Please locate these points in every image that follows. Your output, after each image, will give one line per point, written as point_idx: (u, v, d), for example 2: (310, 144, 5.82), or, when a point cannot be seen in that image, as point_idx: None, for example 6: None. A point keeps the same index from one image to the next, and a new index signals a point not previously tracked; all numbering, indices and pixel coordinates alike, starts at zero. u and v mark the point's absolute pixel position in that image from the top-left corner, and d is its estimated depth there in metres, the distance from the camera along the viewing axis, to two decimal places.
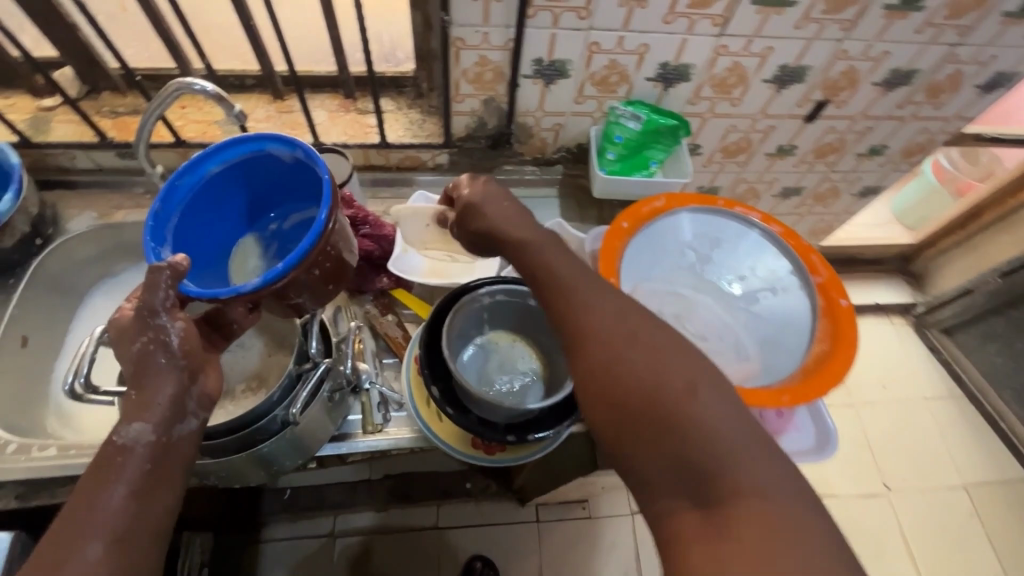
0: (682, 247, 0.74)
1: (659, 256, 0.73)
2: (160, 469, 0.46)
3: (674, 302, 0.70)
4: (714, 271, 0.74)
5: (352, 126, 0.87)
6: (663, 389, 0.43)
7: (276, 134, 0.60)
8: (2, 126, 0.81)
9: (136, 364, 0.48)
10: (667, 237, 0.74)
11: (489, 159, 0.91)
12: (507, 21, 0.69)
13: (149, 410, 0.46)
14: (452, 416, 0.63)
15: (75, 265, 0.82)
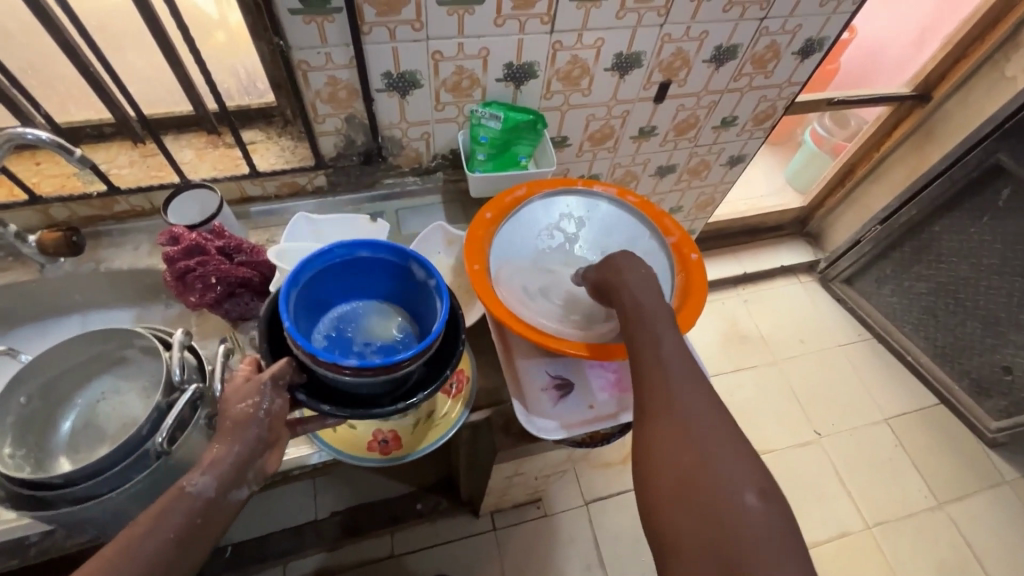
0: (546, 227, 0.78)
1: (524, 240, 0.77)
2: (200, 537, 0.47)
3: (541, 277, 0.74)
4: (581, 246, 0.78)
5: (221, 160, 0.87)
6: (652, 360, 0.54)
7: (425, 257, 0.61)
8: None
9: (235, 422, 0.52)
10: (530, 222, 0.78)
11: (367, 175, 0.94)
12: (345, 40, 0.72)
13: (218, 466, 0.49)
14: (330, 411, 0.56)
15: None
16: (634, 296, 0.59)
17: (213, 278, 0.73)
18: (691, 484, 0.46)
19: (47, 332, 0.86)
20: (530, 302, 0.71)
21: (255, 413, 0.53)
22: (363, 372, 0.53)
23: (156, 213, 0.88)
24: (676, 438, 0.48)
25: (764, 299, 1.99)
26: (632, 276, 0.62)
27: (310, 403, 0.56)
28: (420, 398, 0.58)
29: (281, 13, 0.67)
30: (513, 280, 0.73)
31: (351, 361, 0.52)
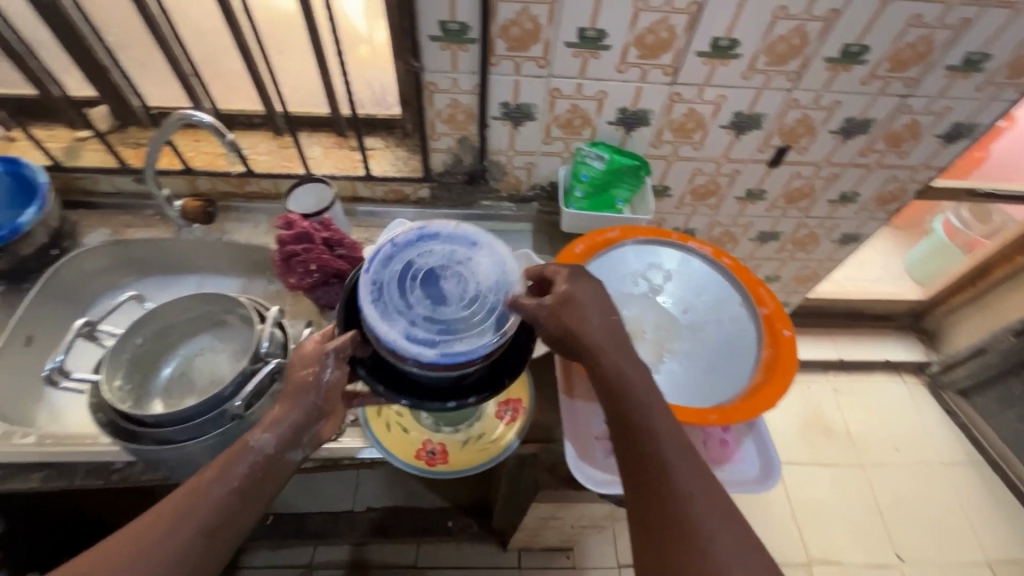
0: (469, 241, 0.62)
1: (442, 244, 0.61)
2: (259, 495, 0.53)
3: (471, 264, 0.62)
4: (499, 278, 0.60)
5: (343, 160, 0.96)
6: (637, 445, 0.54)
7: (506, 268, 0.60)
8: (39, 153, 0.91)
9: (296, 386, 0.57)
10: (460, 234, 0.62)
11: (468, 194, 0.98)
12: (473, 68, 0.77)
13: (278, 425, 0.55)
14: (382, 395, 0.57)
15: (87, 276, 0.91)
16: (587, 338, 0.58)
17: (314, 265, 0.79)
18: (677, 539, 0.50)
19: (171, 285, 0.98)
20: (373, 305, 0.56)
21: (314, 381, 0.57)
22: (431, 372, 0.55)
23: (278, 198, 0.97)
24: (659, 508, 0.51)
25: (860, 392, 1.80)
26: (582, 318, 0.59)
27: (369, 381, 0.58)
28: (468, 404, 0.57)
29: (423, 38, 0.73)
30: (390, 271, 0.59)
31: (420, 361, 0.54)
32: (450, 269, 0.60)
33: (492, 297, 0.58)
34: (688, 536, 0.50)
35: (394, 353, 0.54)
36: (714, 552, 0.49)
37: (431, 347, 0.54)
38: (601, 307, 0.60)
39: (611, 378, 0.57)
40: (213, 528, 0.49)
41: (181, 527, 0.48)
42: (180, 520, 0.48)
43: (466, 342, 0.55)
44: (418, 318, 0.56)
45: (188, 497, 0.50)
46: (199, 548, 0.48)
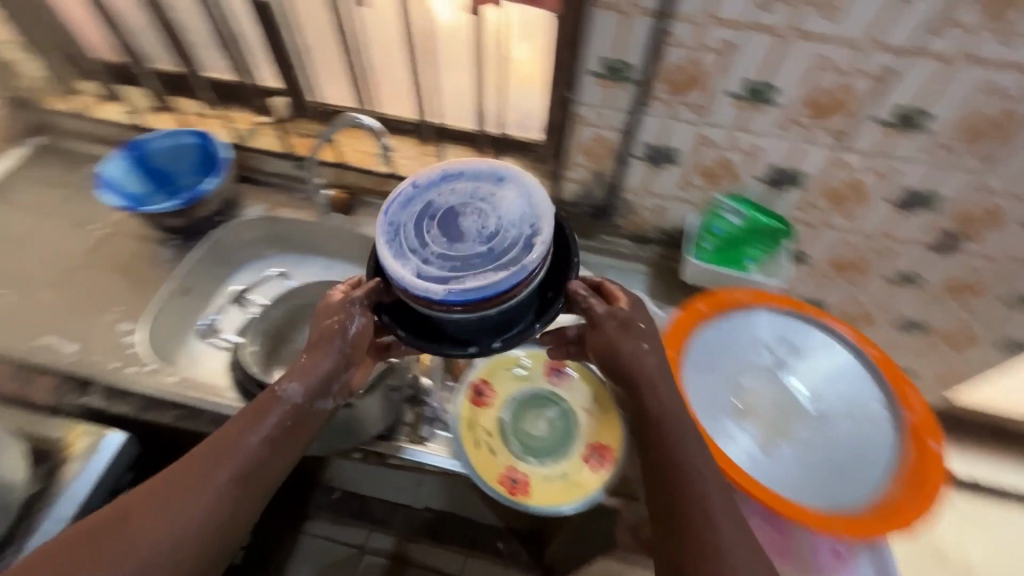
0: (496, 177, 0.57)
1: (465, 182, 0.57)
2: (282, 444, 0.56)
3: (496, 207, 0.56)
4: (525, 211, 0.54)
5: None
6: (680, 490, 0.52)
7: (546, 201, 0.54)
8: (226, 131, 1.05)
9: (321, 336, 0.58)
10: (476, 166, 0.58)
11: (589, 226, 0.97)
12: (626, 107, 0.76)
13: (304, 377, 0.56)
14: (405, 338, 0.55)
15: (240, 242, 1.03)
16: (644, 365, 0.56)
17: None
18: None
19: (303, 264, 1.07)
20: (388, 246, 0.54)
21: (339, 330, 0.57)
22: (459, 314, 0.50)
23: None
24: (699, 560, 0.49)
25: (989, 522, 1.53)
26: (638, 339, 0.56)
27: (390, 327, 0.57)
28: (498, 348, 0.53)
29: (583, 73, 0.74)
30: (407, 212, 0.56)
31: (440, 300, 0.50)
32: (471, 207, 0.55)
33: (513, 235, 0.53)
34: None
35: (407, 293, 0.51)
36: None
37: (441, 285, 0.50)
38: (658, 341, 0.58)
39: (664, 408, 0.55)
40: (244, 475, 0.53)
41: (213, 474, 0.51)
42: (213, 466, 0.52)
43: (480, 278, 0.50)
44: (432, 256, 0.52)
45: (217, 445, 0.53)
46: (231, 493, 0.52)
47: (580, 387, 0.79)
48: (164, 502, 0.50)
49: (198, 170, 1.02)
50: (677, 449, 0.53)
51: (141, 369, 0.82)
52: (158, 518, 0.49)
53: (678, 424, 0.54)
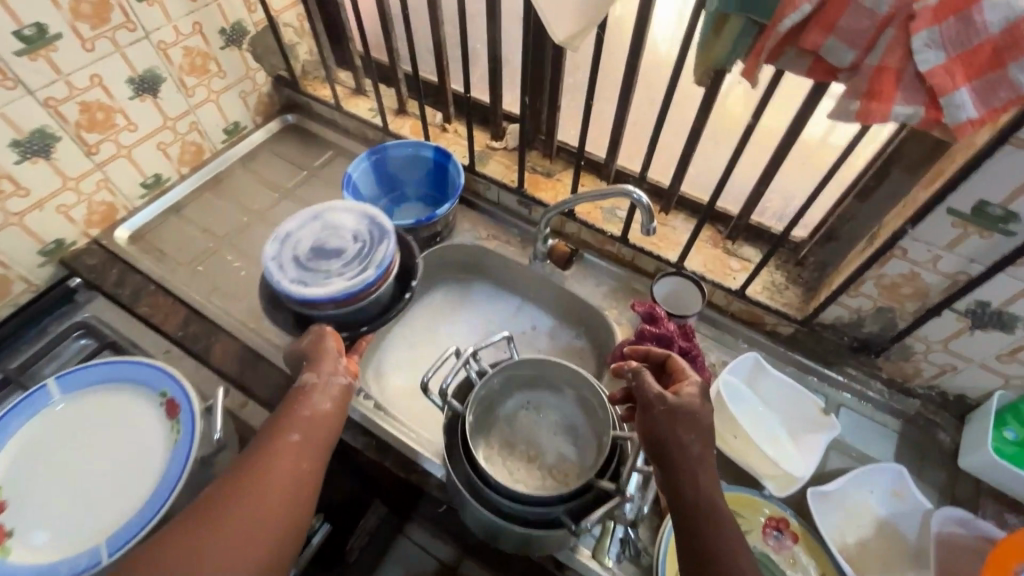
0: (312, 216, 0.79)
1: (308, 233, 0.77)
2: (324, 420, 0.63)
3: (319, 233, 0.78)
4: (360, 218, 0.79)
5: (714, 261, 0.88)
6: None
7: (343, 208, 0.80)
8: (460, 149, 1.03)
9: (313, 347, 0.68)
10: (299, 219, 0.79)
11: (837, 354, 0.82)
12: (977, 256, 0.60)
13: (322, 365, 0.66)
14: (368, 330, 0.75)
15: (444, 264, 1.02)
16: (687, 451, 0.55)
17: None
18: None
19: (494, 299, 1.02)
20: (305, 288, 0.71)
21: (323, 343, 0.68)
22: (383, 284, 0.74)
23: (629, 267, 0.94)
24: None
25: None
26: (685, 427, 0.56)
27: (355, 334, 0.75)
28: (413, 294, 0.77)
29: (938, 206, 0.59)
30: (292, 271, 0.73)
31: (373, 280, 0.73)
32: (325, 238, 0.77)
33: (365, 230, 0.78)
34: None
35: (354, 294, 0.71)
36: None
37: (370, 270, 0.73)
38: (691, 421, 0.56)
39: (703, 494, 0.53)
40: (310, 434, 0.61)
41: (280, 440, 0.59)
42: (281, 433, 0.60)
43: (382, 252, 0.75)
44: (340, 269, 0.73)
45: (273, 432, 0.61)
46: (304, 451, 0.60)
47: (804, 562, 0.67)
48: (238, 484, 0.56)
49: (423, 184, 1.04)
50: (716, 543, 0.51)
51: None
52: (236, 497, 0.55)
53: (714, 515, 0.53)
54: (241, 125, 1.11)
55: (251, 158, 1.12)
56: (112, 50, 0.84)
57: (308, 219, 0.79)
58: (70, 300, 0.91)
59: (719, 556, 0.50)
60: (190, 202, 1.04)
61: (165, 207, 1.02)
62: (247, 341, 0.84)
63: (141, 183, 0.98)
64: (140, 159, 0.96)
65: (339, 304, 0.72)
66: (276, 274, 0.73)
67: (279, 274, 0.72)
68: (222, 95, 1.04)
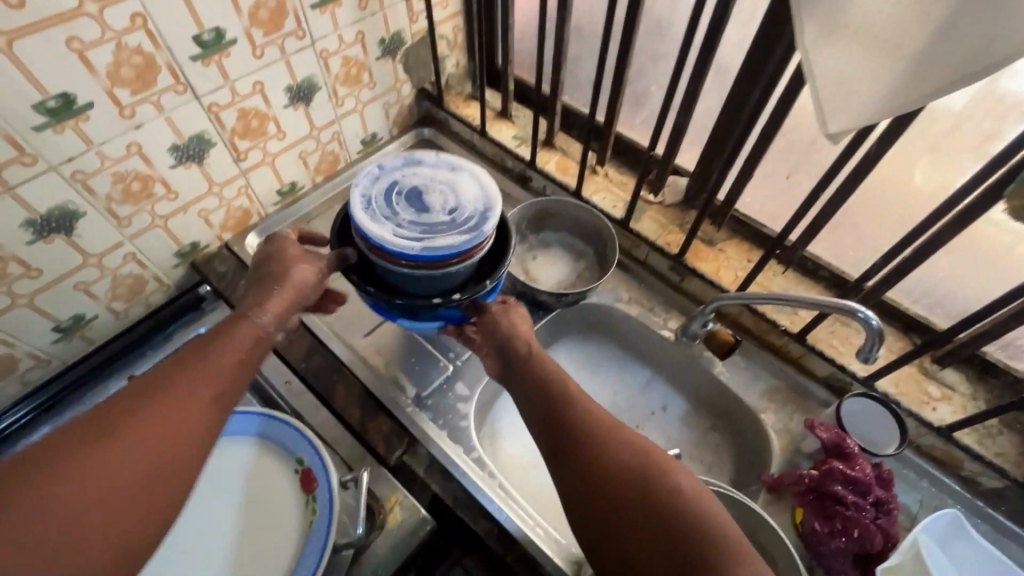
0: (451, 165, 0.66)
1: (426, 171, 0.65)
2: (245, 364, 0.54)
3: (439, 183, 0.64)
4: (481, 201, 0.62)
5: (907, 382, 0.75)
6: (576, 420, 0.55)
7: (480, 180, 0.64)
8: (610, 196, 0.94)
9: (278, 271, 0.60)
10: (439, 161, 0.66)
11: None
12: None
13: (267, 296, 0.58)
14: (368, 294, 0.61)
15: (581, 318, 0.93)
16: (543, 365, 0.61)
17: (853, 529, 0.62)
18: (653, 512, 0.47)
19: (624, 367, 0.92)
20: (363, 210, 0.59)
21: (287, 279, 0.59)
22: (418, 270, 0.58)
23: (793, 364, 0.81)
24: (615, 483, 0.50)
25: None
26: (515, 320, 0.66)
27: (358, 288, 0.62)
28: (445, 300, 0.62)
29: None
30: (377, 187, 0.62)
31: (413, 257, 0.57)
32: (435, 187, 0.63)
33: (471, 212, 0.61)
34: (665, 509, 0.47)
35: (383, 249, 0.57)
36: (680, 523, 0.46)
37: (417, 243, 0.57)
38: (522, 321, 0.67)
39: (576, 394, 0.58)
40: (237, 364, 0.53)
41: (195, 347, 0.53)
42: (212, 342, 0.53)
43: (448, 238, 0.58)
44: (402, 219, 0.59)
45: (185, 362, 0.51)
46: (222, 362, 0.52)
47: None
48: (135, 409, 0.46)
49: (568, 230, 0.96)
50: (555, 383, 0.59)
51: (465, 453, 0.75)
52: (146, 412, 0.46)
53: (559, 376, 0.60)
54: (377, 136, 1.05)
55: None
56: (278, 57, 0.79)
57: (446, 160, 0.66)
58: (197, 307, 0.92)
59: (562, 401, 0.57)
60: (319, 213, 1.00)
61: (293, 217, 0.97)
62: (369, 384, 0.79)
63: (277, 191, 0.94)
64: (281, 168, 0.92)
65: (370, 254, 0.59)
66: (366, 180, 0.62)
67: (362, 188, 0.61)
68: (368, 105, 0.98)
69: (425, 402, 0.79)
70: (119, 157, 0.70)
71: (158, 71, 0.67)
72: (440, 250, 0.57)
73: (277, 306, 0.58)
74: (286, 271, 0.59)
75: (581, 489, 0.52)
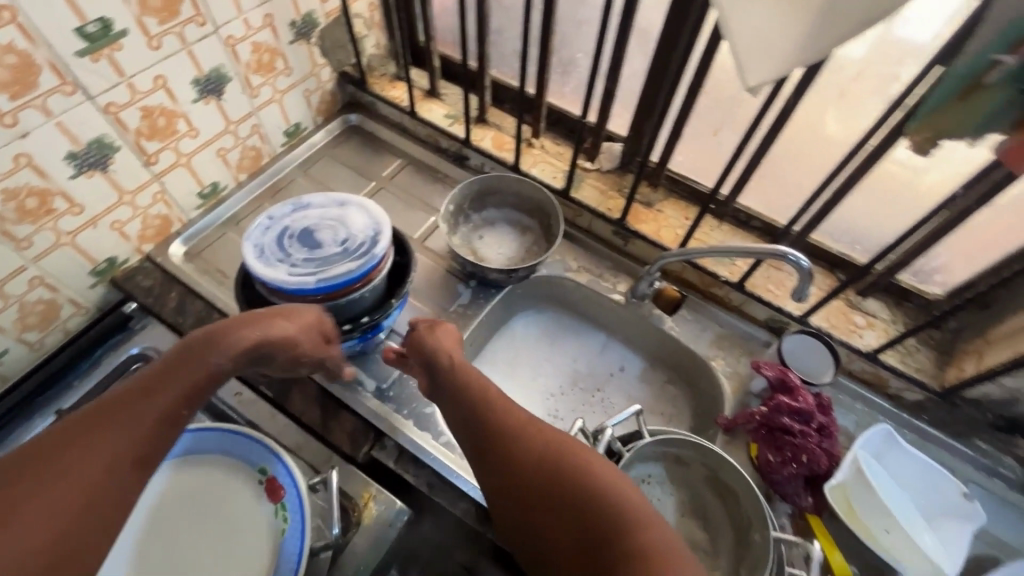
0: (339, 202, 0.72)
1: (315, 212, 0.70)
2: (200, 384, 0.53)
3: (327, 221, 0.69)
4: (370, 229, 0.69)
5: (837, 315, 0.81)
6: (494, 430, 0.57)
7: (366, 209, 0.70)
8: (549, 167, 0.94)
9: (275, 312, 0.61)
10: (326, 200, 0.72)
11: (970, 427, 0.76)
12: None
13: (240, 329, 0.57)
14: None
15: (533, 292, 0.94)
16: (467, 380, 0.63)
17: (802, 455, 0.68)
18: (569, 508, 0.50)
19: (580, 333, 0.94)
20: (258, 259, 0.65)
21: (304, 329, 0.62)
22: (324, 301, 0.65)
23: (735, 311, 0.86)
24: (539, 488, 0.52)
25: None
26: (439, 338, 0.68)
27: None
28: (354, 324, 0.70)
29: None
30: (268, 236, 0.67)
31: (313, 290, 0.64)
32: (325, 225, 0.69)
33: (363, 240, 0.68)
34: (583, 503, 0.49)
35: (283, 290, 0.64)
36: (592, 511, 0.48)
37: (314, 278, 0.64)
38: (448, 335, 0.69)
39: (497, 402, 0.59)
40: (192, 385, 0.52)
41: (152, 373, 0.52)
42: (174, 365, 0.53)
43: (342, 267, 0.65)
44: (298, 260, 0.65)
45: (140, 387, 0.50)
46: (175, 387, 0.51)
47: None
48: (95, 431, 0.46)
49: (510, 205, 0.95)
50: (475, 395, 0.61)
51: (433, 438, 0.74)
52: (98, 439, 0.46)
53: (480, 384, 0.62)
54: (301, 126, 1.00)
55: (309, 163, 1.01)
56: (179, 48, 0.72)
57: (332, 199, 0.72)
58: (125, 326, 0.84)
59: (482, 414, 0.59)
60: (248, 214, 0.94)
61: (220, 221, 0.91)
62: (326, 384, 0.76)
63: (198, 193, 0.88)
64: (199, 168, 0.85)
65: (274, 298, 0.66)
66: (257, 231, 0.68)
67: (252, 242, 0.66)
68: (287, 94, 0.93)
69: (387, 394, 0.77)
70: (6, 171, 0.62)
71: (38, 71, 0.60)
72: (337, 279, 0.64)
73: (250, 339, 0.58)
74: (297, 318, 0.62)
75: (504, 491, 0.55)
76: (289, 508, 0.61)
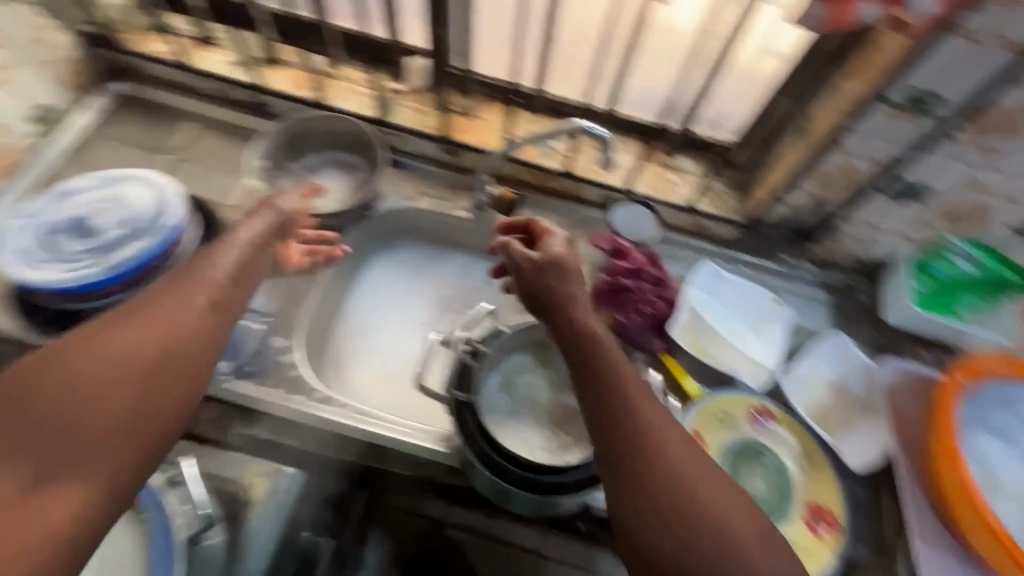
0: (110, 180, 0.66)
1: (85, 198, 0.65)
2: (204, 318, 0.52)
3: (101, 205, 0.65)
4: (152, 199, 0.64)
5: (656, 179, 0.88)
6: (612, 373, 0.53)
7: (139, 179, 0.65)
8: (360, 97, 0.90)
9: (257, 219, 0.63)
10: (94, 181, 0.66)
11: (775, 245, 0.87)
12: (904, 140, 0.67)
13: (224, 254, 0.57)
14: None
15: (378, 231, 0.91)
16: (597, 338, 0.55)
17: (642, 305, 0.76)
18: (642, 458, 0.49)
19: (439, 260, 0.93)
20: (30, 269, 0.61)
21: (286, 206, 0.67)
22: (126, 289, 0.62)
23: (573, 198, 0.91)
24: (615, 422, 0.51)
25: None
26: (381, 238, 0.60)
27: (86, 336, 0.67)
28: None
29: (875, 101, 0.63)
30: (36, 239, 0.63)
31: (101, 284, 0.61)
32: (98, 209, 0.64)
33: (145, 215, 0.64)
34: (652, 443, 0.50)
35: (68, 293, 0.61)
36: (666, 455, 0.50)
37: (98, 272, 0.61)
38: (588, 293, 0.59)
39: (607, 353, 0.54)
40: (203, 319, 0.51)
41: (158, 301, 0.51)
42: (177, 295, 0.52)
43: (127, 252, 0.62)
44: (75, 256, 0.62)
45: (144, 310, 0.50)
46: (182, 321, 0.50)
47: (790, 438, 0.75)
48: (98, 343, 0.47)
49: (328, 146, 0.89)
50: (609, 357, 0.54)
51: (307, 397, 0.73)
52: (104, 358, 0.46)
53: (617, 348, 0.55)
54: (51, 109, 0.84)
55: (81, 154, 0.86)
56: None
57: (100, 177, 0.66)
58: None
59: (603, 370, 0.53)
60: None
61: None
62: None
63: None
64: None
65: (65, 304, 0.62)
66: (21, 238, 0.63)
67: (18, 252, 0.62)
68: None
69: (246, 370, 0.74)
70: None
71: None
72: (124, 264, 0.61)
73: (234, 267, 0.57)
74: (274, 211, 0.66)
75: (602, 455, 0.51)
76: (145, 505, 0.58)
